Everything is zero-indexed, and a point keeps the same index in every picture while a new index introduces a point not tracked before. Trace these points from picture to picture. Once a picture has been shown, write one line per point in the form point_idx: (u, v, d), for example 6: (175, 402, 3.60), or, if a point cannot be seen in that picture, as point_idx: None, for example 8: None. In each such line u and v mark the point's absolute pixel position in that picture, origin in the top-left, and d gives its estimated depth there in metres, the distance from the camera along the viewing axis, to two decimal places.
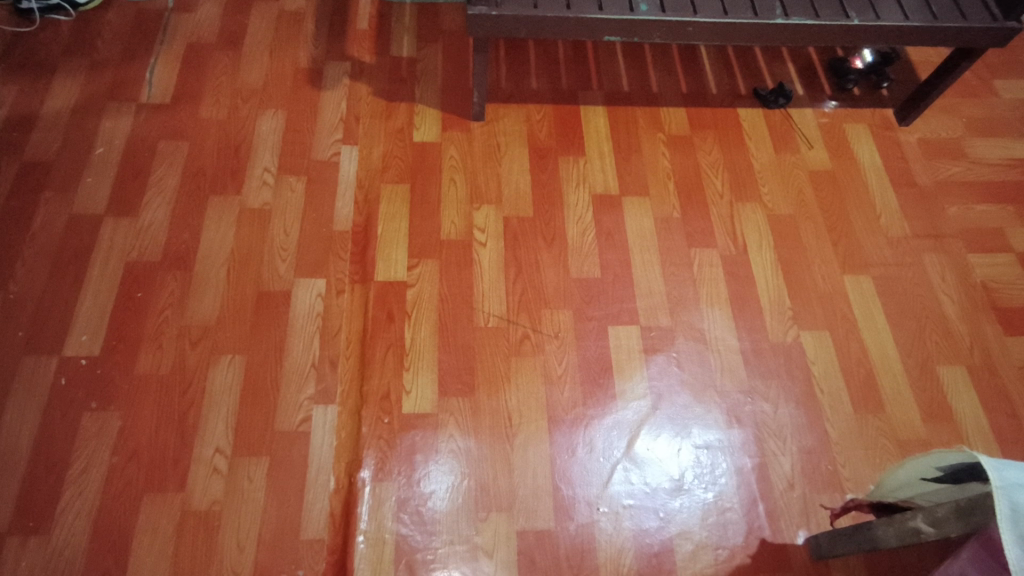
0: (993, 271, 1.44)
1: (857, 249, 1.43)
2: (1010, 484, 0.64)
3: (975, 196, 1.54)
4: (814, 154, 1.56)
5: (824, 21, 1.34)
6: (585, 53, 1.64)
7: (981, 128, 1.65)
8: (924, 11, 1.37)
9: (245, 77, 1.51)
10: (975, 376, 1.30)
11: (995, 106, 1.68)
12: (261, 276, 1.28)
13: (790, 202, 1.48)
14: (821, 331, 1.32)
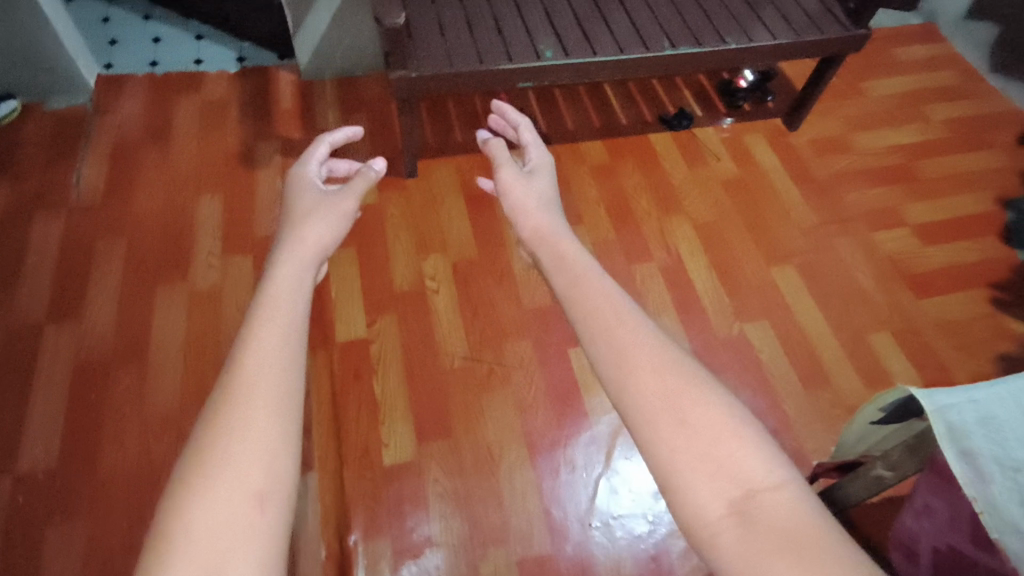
0: (896, 245, 1.60)
1: (777, 243, 1.57)
2: (940, 407, 0.71)
3: (867, 181, 1.72)
4: (722, 164, 1.72)
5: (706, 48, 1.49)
6: (501, 103, 1.75)
7: (859, 123, 1.86)
8: (788, 30, 1.55)
9: (176, 166, 1.53)
10: (901, 338, 1.43)
11: (866, 103, 1.91)
12: (220, 355, 1.27)
13: (711, 210, 1.61)
14: (762, 321, 1.43)
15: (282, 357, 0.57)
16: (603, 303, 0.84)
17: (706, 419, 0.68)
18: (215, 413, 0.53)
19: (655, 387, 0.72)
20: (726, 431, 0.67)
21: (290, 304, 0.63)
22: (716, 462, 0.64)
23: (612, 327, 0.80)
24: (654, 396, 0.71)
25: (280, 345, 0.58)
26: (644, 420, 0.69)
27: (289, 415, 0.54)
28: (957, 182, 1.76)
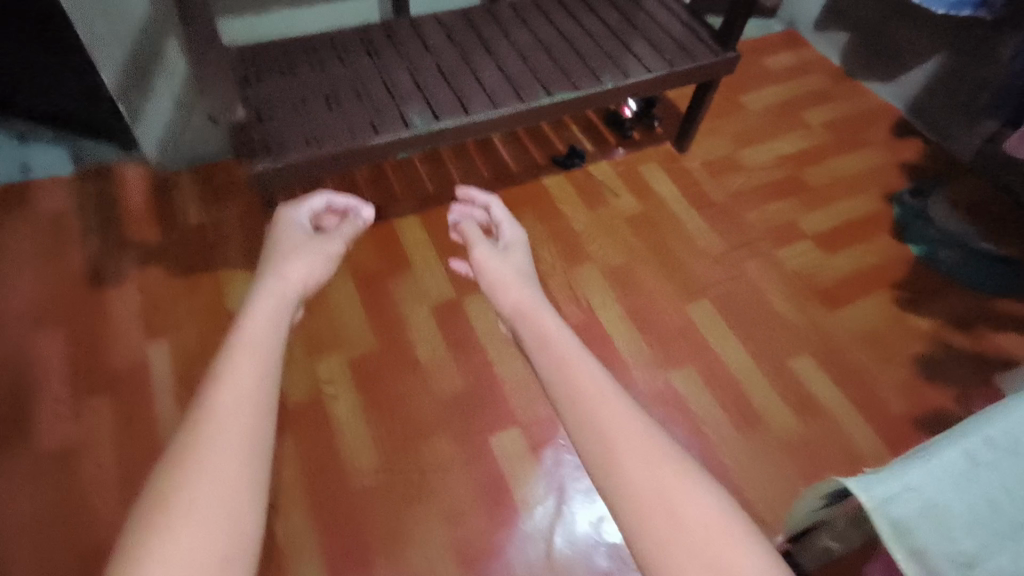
0: (802, 260, 1.61)
1: (690, 277, 1.53)
2: (882, 501, 0.64)
3: (762, 198, 1.74)
4: (622, 201, 1.67)
5: (582, 90, 1.43)
6: (382, 168, 1.63)
7: (744, 139, 1.90)
8: (662, 61, 1.52)
9: (9, 303, 1.32)
10: (822, 360, 1.42)
11: (747, 118, 1.96)
12: (82, 529, 1.08)
13: (619, 252, 1.56)
14: (689, 369, 1.38)
15: (251, 404, 0.53)
16: (560, 336, 0.64)
17: (691, 518, 0.47)
18: (169, 468, 0.48)
19: (617, 431, 0.52)
20: (720, 533, 0.47)
21: (262, 355, 0.59)
22: (684, 544, 0.46)
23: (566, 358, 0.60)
24: (614, 443, 0.52)
25: (242, 393, 0.53)
26: (604, 467, 0.51)
27: (248, 468, 0.50)
28: (843, 186, 1.81)
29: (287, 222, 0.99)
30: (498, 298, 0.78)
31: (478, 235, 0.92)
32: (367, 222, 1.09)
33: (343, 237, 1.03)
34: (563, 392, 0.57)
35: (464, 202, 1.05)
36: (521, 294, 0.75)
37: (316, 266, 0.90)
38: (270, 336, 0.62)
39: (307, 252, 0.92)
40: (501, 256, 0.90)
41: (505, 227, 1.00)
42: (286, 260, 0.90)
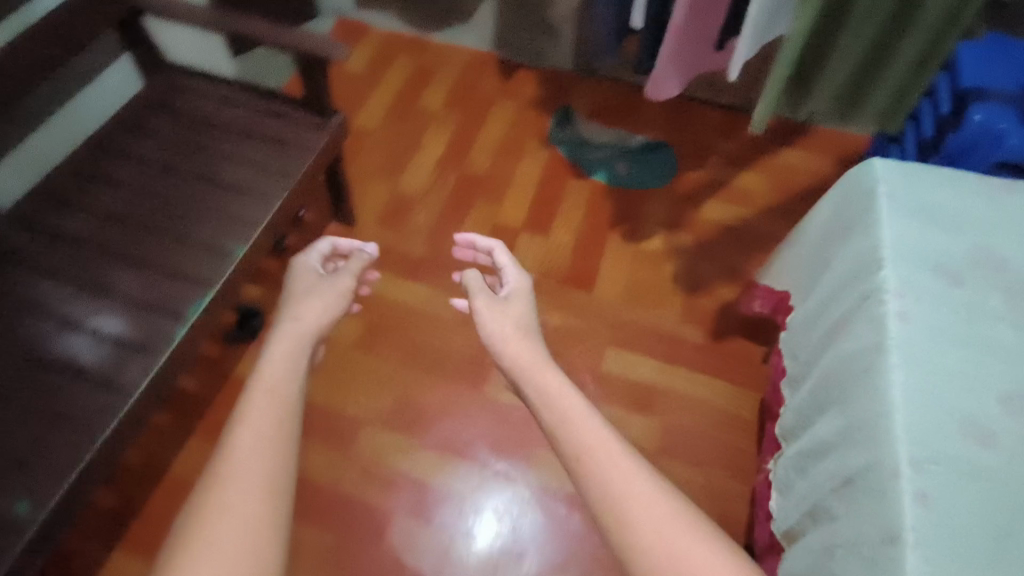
0: (533, 259, 1.53)
1: (462, 361, 1.36)
2: None
3: (455, 220, 1.59)
4: (339, 330, 1.38)
5: (225, 271, 1.04)
6: None
7: (392, 168, 1.69)
8: (273, 176, 1.17)
9: None
10: (622, 341, 1.41)
11: (377, 143, 1.73)
12: None
13: (381, 392, 1.31)
14: (541, 454, 1.25)
15: (261, 481, 0.52)
16: (569, 404, 0.62)
17: (649, 515, 0.52)
18: (214, 479, 0.51)
19: (606, 464, 0.56)
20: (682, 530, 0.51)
21: (283, 400, 0.59)
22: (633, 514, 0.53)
23: (568, 429, 0.59)
24: (606, 474, 0.55)
25: (255, 455, 0.53)
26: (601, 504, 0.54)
27: (269, 496, 0.51)
28: (506, 156, 1.74)
29: (296, 271, 0.82)
30: (502, 354, 0.71)
31: (480, 283, 0.81)
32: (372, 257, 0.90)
33: (352, 271, 0.82)
34: (576, 457, 0.57)
35: (465, 244, 0.95)
36: (525, 346, 0.71)
37: (319, 313, 0.72)
38: (274, 386, 0.60)
39: (305, 303, 0.74)
40: (505, 306, 0.79)
41: (508, 272, 0.87)
42: (298, 308, 0.73)
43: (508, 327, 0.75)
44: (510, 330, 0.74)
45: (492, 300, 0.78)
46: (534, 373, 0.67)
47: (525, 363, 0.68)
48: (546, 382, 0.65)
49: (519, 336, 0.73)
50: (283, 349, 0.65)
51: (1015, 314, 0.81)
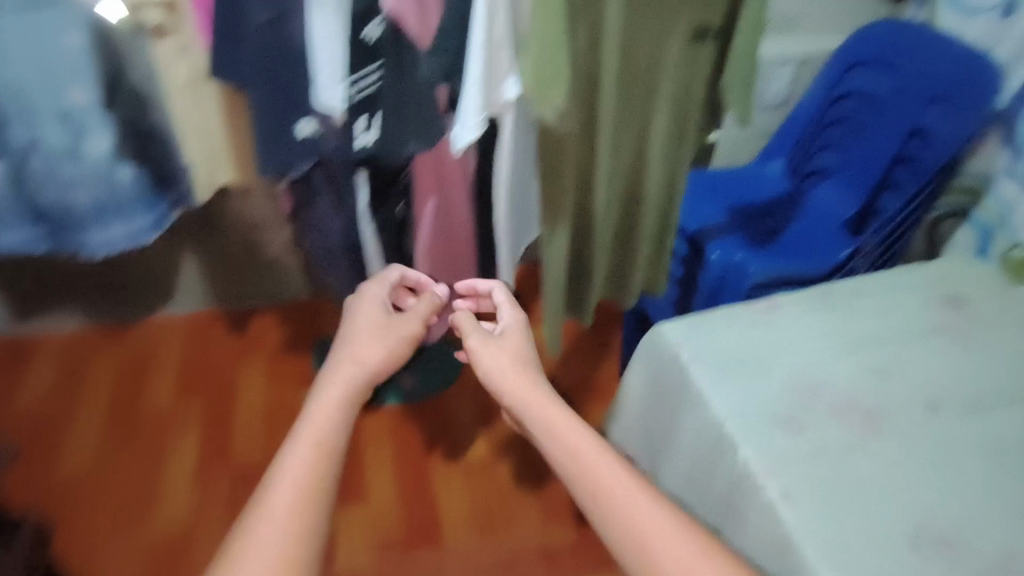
0: (362, 540, 1.25)
1: None
2: None
3: None
4: None
5: None
6: None
7: (134, 512, 1.28)
8: None
9: None
10: None
11: (102, 489, 1.31)
12: None
13: None
14: None
15: (332, 434, 0.51)
16: (586, 438, 0.56)
17: (658, 533, 0.49)
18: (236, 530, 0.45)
19: (627, 497, 0.52)
20: (682, 547, 0.49)
21: (328, 444, 0.50)
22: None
23: (584, 455, 0.54)
24: (621, 496, 0.52)
25: (306, 481, 0.48)
26: (612, 520, 0.51)
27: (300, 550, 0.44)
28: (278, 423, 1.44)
29: (358, 300, 0.73)
30: (506, 398, 0.64)
31: (472, 322, 0.75)
32: (447, 298, 0.83)
33: (419, 315, 0.73)
34: (589, 501, 0.52)
35: (469, 291, 0.89)
36: (546, 397, 0.61)
37: (379, 347, 0.64)
38: (350, 374, 0.58)
39: (357, 325, 0.68)
40: (501, 341, 0.73)
41: (505, 310, 0.80)
42: (353, 330, 0.67)
43: (505, 364, 0.67)
44: (506, 367, 0.67)
45: (486, 339, 0.72)
46: (549, 408, 0.60)
47: (537, 398, 0.61)
48: (566, 417, 0.58)
49: (516, 371, 0.66)
50: (351, 351, 0.62)
51: (858, 433, 0.82)
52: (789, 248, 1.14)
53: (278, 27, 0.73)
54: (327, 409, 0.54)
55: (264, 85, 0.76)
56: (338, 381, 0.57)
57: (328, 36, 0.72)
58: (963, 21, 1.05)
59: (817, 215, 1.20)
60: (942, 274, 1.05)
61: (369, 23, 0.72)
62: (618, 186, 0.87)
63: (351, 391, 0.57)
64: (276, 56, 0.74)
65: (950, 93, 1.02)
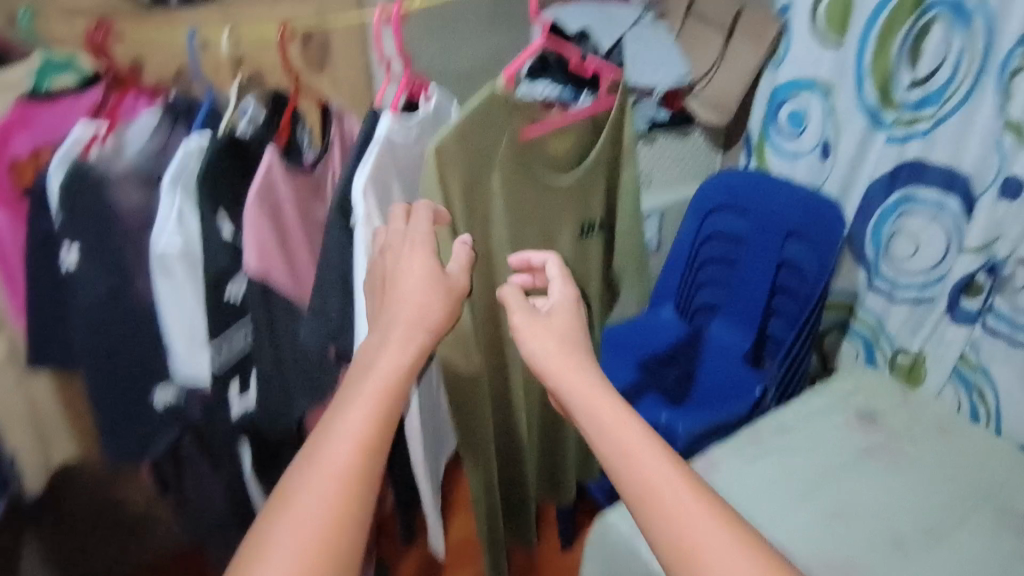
0: None
1: None
2: None
3: None
4: None
5: None
6: None
7: None
8: None
9: None
10: None
11: None
12: None
13: None
14: None
15: (378, 435, 0.42)
16: (661, 466, 0.43)
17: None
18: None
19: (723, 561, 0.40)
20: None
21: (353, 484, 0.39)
22: None
23: (657, 487, 0.42)
24: (698, 539, 0.40)
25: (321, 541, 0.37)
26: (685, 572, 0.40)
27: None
28: None
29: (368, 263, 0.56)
30: (566, 397, 0.48)
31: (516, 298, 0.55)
32: (472, 250, 0.57)
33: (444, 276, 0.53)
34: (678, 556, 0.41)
35: (518, 266, 0.63)
36: (630, 411, 0.46)
37: (435, 300, 0.51)
38: (409, 343, 0.47)
39: (402, 262, 0.53)
40: (549, 319, 0.53)
41: (554, 287, 0.57)
42: (394, 280, 0.52)
43: (557, 345, 0.51)
44: (560, 346, 0.51)
45: (532, 316, 0.53)
46: (623, 423, 0.45)
47: (598, 400, 0.47)
48: (638, 432, 0.45)
49: (572, 353, 0.51)
50: (406, 306, 0.50)
51: None
52: (702, 396, 1.16)
53: (111, 306, 0.70)
54: (374, 402, 0.43)
55: (100, 375, 0.72)
56: (392, 356, 0.46)
57: (184, 305, 0.64)
58: (791, 165, 1.16)
59: (719, 354, 1.25)
60: (852, 389, 1.07)
61: (230, 283, 0.65)
62: (539, 389, 0.84)
63: (404, 372, 0.45)
64: (110, 337, 0.71)
65: (801, 227, 1.10)
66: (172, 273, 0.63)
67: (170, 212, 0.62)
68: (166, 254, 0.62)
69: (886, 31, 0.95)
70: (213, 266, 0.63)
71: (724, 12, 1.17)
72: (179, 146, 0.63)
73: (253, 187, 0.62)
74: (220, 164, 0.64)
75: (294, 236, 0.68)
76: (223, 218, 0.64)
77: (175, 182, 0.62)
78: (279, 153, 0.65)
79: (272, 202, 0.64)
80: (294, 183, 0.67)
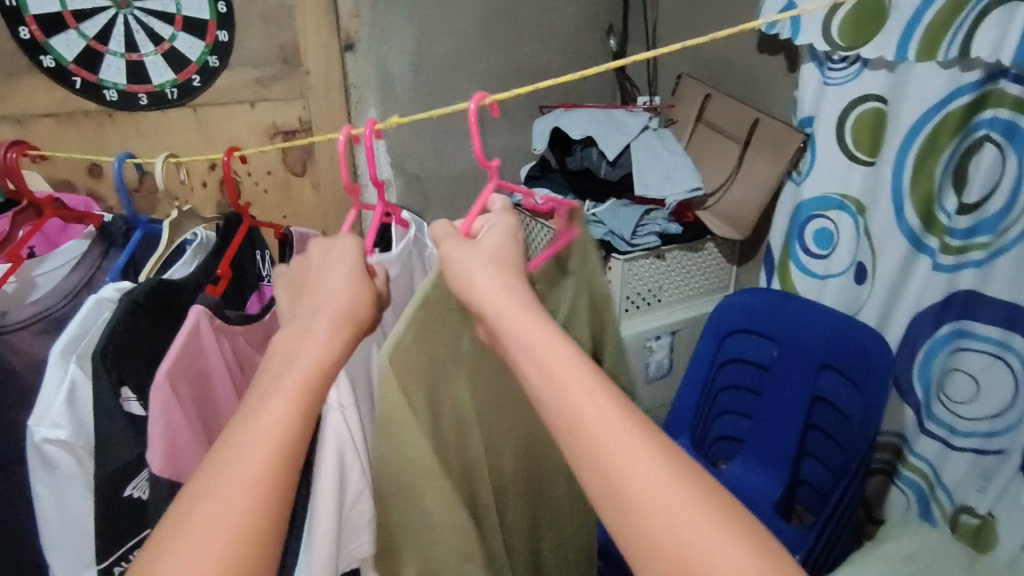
0: None
1: None
2: None
3: None
4: None
5: None
6: None
7: None
8: None
9: None
10: None
11: None
12: None
13: None
14: None
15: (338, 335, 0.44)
16: (600, 407, 0.39)
17: (639, 478, 0.37)
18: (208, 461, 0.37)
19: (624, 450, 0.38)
20: (664, 483, 0.37)
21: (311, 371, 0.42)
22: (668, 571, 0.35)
23: (582, 409, 0.39)
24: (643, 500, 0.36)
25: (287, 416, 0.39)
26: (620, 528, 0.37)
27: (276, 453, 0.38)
28: None
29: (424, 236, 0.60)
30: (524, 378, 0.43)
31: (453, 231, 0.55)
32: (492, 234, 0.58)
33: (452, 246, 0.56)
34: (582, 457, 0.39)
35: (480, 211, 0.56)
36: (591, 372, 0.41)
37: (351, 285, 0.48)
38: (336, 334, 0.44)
39: (328, 264, 0.50)
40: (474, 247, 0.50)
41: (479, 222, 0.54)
42: (318, 278, 0.49)
43: (483, 264, 0.48)
44: (485, 266, 0.47)
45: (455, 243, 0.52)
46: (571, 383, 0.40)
47: (530, 324, 0.43)
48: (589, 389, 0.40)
49: (496, 274, 0.47)
50: (328, 305, 0.47)
51: None
52: None
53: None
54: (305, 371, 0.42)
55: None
56: (312, 356, 0.43)
57: (69, 499, 0.57)
58: (820, 287, 1.04)
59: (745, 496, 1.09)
60: (910, 552, 0.86)
61: (130, 481, 0.55)
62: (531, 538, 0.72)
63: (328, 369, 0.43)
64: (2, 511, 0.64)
65: (835, 359, 0.97)
66: (57, 467, 0.56)
67: (58, 387, 0.55)
68: (46, 445, 0.55)
69: (924, 153, 0.86)
70: (108, 466, 0.54)
71: (740, 124, 1.10)
72: (85, 304, 0.57)
73: (164, 362, 0.52)
74: (129, 325, 0.55)
75: (224, 402, 0.59)
76: (128, 393, 0.56)
77: (67, 351, 0.55)
78: (207, 311, 0.57)
79: (189, 373, 0.54)
80: (228, 340, 0.60)
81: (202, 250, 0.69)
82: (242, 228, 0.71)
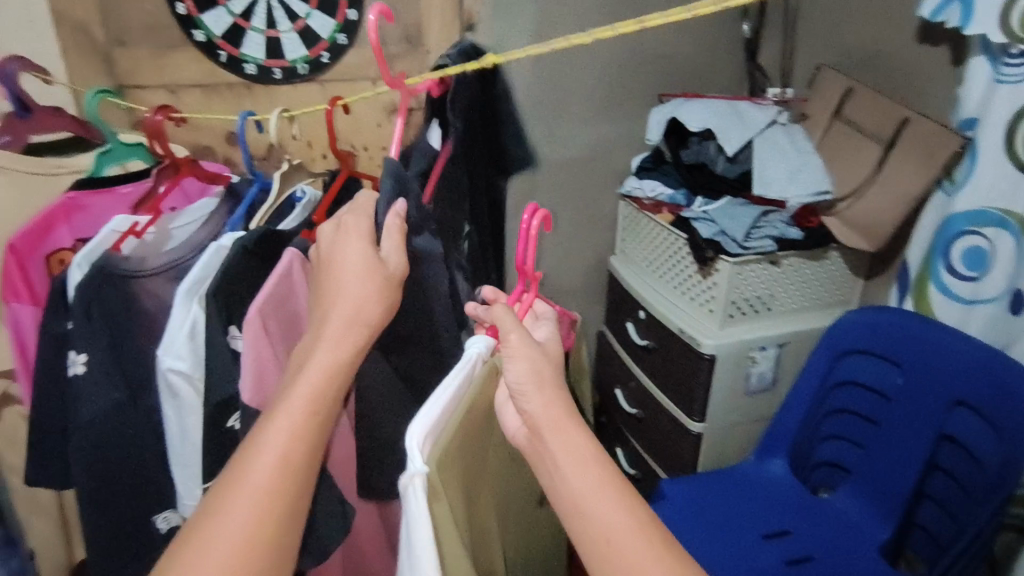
0: None
1: None
2: None
3: None
4: None
5: None
6: None
7: None
8: None
9: None
10: None
11: None
12: None
13: None
14: None
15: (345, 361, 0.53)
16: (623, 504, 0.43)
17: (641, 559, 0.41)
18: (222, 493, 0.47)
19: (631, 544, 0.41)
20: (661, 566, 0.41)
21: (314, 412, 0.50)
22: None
23: (598, 498, 0.43)
24: (587, 506, 0.42)
25: (287, 457, 0.48)
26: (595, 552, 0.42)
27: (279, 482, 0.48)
28: None
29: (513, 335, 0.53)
30: (525, 401, 0.47)
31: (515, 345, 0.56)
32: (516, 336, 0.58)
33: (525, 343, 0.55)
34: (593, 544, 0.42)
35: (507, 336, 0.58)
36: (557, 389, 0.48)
37: (371, 302, 0.55)
38: (331, 370, 0.52)
39: (342, 251, 0.56)
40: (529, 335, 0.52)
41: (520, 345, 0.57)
42: (335, 265, 0.56)
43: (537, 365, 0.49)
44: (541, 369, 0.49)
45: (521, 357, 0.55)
46: (555, 405, 0.46)
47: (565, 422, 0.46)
48: (551, 412, 0.46)
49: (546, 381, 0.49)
50: (343, 304, 0.54)
51: None
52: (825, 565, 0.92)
53: (118, 416, 0.66)
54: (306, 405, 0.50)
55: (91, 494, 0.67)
56: (295, 403, 0.50)
57: (183, 425, 0.65)
58: (964, 313, 0.92)
59: (843, 531, 1.00)
60: None
61: (232, 414, 0.62)
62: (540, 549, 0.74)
63: (332, 385, 0.52)
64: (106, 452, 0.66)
65: (971, 396, 0.85)
66: (178, 395, 0.63)
67: (182, 323, 0.62)
68: (169, 373, 0.63)
69: None
70: (214, 398, 0.62)
71: (885, 122, 0.99)
72: (207, 250, 0.65)
73: (257, 299, 0.60)
74: (240, 265, 0.63)
75: None
76: (235, 331, 0.63)
77: (191, 292, 0.63)
78: (299, 255, 0.63)
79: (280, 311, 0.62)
80: None
81: (309, 205, 0.77)
82: (340, 179, 0.76)
